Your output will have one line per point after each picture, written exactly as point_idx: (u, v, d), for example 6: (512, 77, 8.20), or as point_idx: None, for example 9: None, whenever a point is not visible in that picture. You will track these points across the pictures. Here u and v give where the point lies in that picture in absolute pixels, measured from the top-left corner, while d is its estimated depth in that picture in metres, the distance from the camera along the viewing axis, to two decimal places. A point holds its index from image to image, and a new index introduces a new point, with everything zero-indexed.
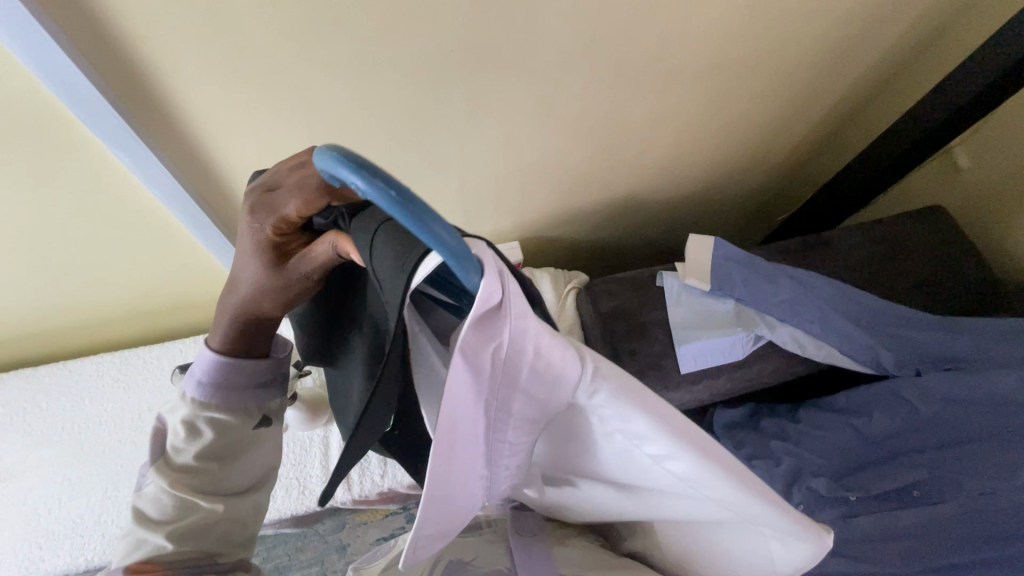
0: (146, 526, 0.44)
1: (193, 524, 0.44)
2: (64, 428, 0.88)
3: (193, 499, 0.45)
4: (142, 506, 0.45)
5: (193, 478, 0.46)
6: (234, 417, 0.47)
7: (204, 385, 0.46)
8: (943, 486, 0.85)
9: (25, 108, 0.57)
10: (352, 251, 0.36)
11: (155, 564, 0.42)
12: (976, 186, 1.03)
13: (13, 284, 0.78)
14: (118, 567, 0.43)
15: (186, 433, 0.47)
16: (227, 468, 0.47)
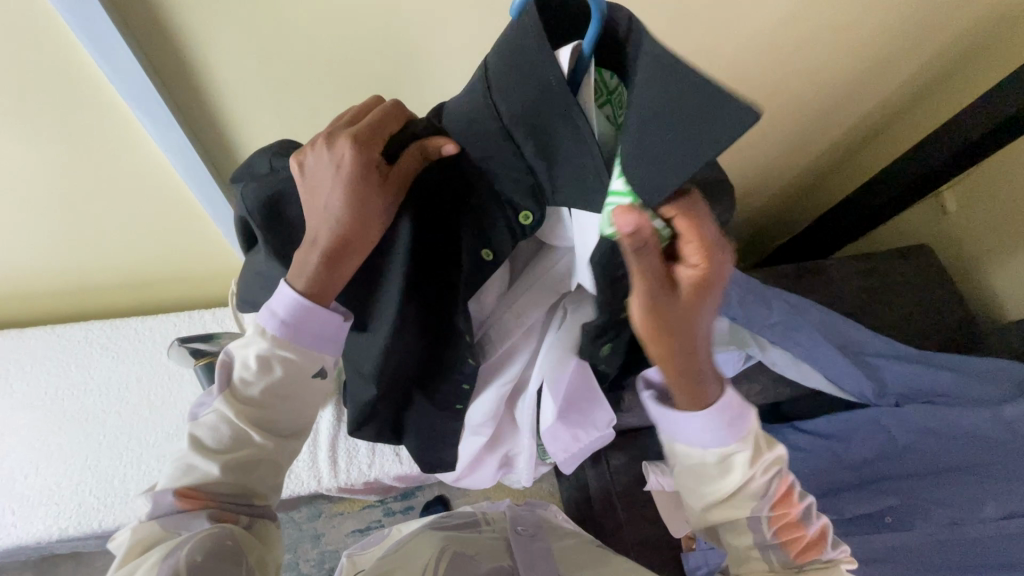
0: (196, 451, 0.44)
1: (245, 458, 0.44)
2: (47, 392, 0.87)
3: (251, 434, 0.45)
4: (198, 432, 0.45)
5: (256, 411, 0.45)
6: (304, 357, 0.45)
7: (288, 324, 0.43)
8: (914, 513, 0.91)
9: (53, 65, 0.56)
10: (447, 144, 0.42)
11: (199, 492, 0.42)
12: (962, 229, 1.08)
13: (12, 243, 0.76)
14: (164, 488, 0.43)
15: (257, 368, 0.45)
16: (285, 411, 0.47)
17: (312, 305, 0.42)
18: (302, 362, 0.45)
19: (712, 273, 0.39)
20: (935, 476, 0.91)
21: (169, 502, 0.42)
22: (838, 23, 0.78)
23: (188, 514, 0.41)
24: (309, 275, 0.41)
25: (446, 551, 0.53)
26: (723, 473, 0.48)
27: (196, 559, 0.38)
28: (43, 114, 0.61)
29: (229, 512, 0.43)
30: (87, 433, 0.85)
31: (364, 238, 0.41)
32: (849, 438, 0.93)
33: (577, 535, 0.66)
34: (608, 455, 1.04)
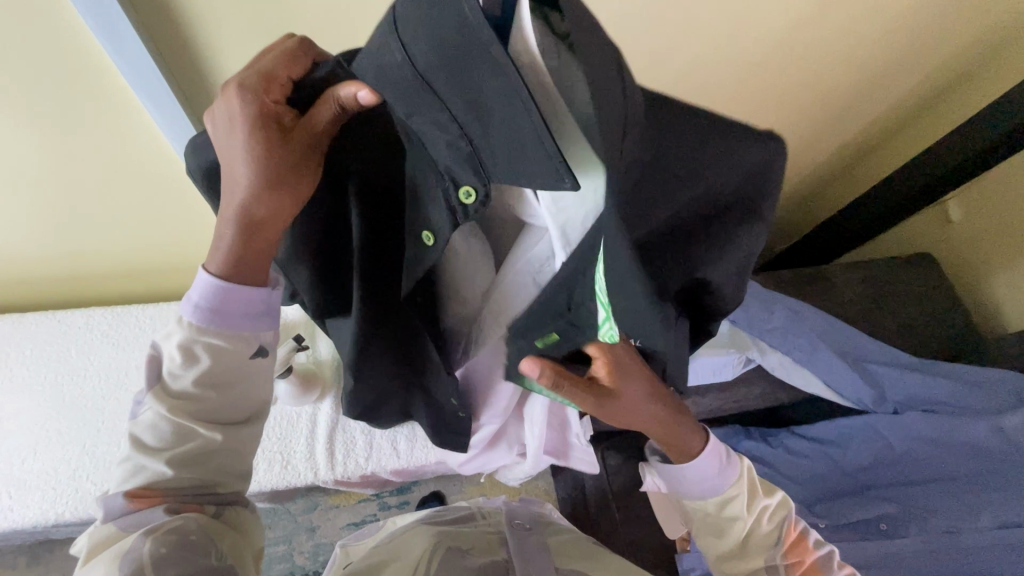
0: (142, 452, 0.42)
1: (191, 451, 0.42)
2: (46, 378, 0.87)
3: (192, 426, 0.42)
4: (141, 433, 0.43)
5: (191, 404, 0.43)
6: (234, 343, 0.43)
7: (202, 309, 0.42)
8: (909, 521, 0.91)
9: (60, 49, 0.56)
10: (349, 89, 0.35)
11: (155, 490, 0.41)
12: (965, 238, 1.07)
13: (15, 228, 0.76)
14: (117, 490, 0.42)
15: (181, 359, 0.42)
16: (229, 396, 0.44)
17: (228, 287, 0.41)
18: (234, 349, 0.43)
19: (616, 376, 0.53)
20: (930, 485, 0.91)
21: (121, 503, 0.41)
22: (849, 27, 0.78)
23: (142, 511, 0.40)
24: (219, 254, 0.41)
25: (438, 545, 0.53)
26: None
27: (161, 551, 0.37)
28: (49, 100, 0.61)
29: (191, 503, 0.42)
30: (85, 419, 0.85)
31: (269, 210, 0.39)
32: (844, 444, 0.94)
33: (573, 530, 0.66)
34: (606, 454, 1.04)
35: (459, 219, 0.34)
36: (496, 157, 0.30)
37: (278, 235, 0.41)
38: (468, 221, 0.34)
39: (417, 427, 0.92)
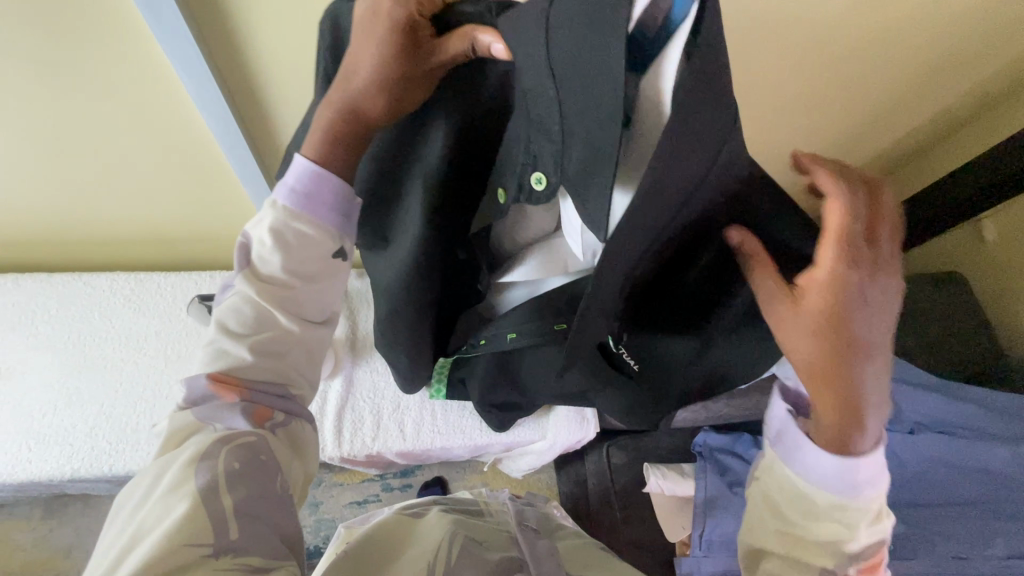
0: (228, 338, 0.46)
1: (269, 341, 0.46)
2: (69, 337, 0.89)
3: (276, 316, 0.47)
4: (226, 321, 0.46)
5: (275, 293, 0.47)
6: (319, 232, 0.46)
7: (297, 194, 0.46)
8: (919, 543, 0.88)
9: (98, 14, 0.57)
10: (492, 40, 0.42)
11: (237, 375, 0.44)
12: (995, 258, 1.04)
13: (49, 190, 0.78)
14: (201, 372, 0.45)
15: (272, 244, 0.46)
16: (309, 293, 0.48)
17: (322, 177, 0.46)
18: (320, 239, 0.47)
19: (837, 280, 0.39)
20: (939, 507, 0.89)
21: (205, 386, 0.44)
22: (898, 29, 0.73)
23: (227, 393, 0.43)
24: (321, 141, 0.46)
25: (456, 534, 0.54)
26: (827, 519, 0.44)
27: (235, 466, 0.38)
28: (87, 64, 0.62)
29: (262, 406, 0.44)
30: (103, 382, 0.87)
31: (377, 110, 0.45)
32: None
33: (578, 535, 0.67)
34: (610, 453, 1.03)
35: (525, 197, 0.45)
36: (580, 176, 0.38)
37: (361, 140, 0.47)
38: (534, 200, 0.44)
39: (424, 410, 0.93)
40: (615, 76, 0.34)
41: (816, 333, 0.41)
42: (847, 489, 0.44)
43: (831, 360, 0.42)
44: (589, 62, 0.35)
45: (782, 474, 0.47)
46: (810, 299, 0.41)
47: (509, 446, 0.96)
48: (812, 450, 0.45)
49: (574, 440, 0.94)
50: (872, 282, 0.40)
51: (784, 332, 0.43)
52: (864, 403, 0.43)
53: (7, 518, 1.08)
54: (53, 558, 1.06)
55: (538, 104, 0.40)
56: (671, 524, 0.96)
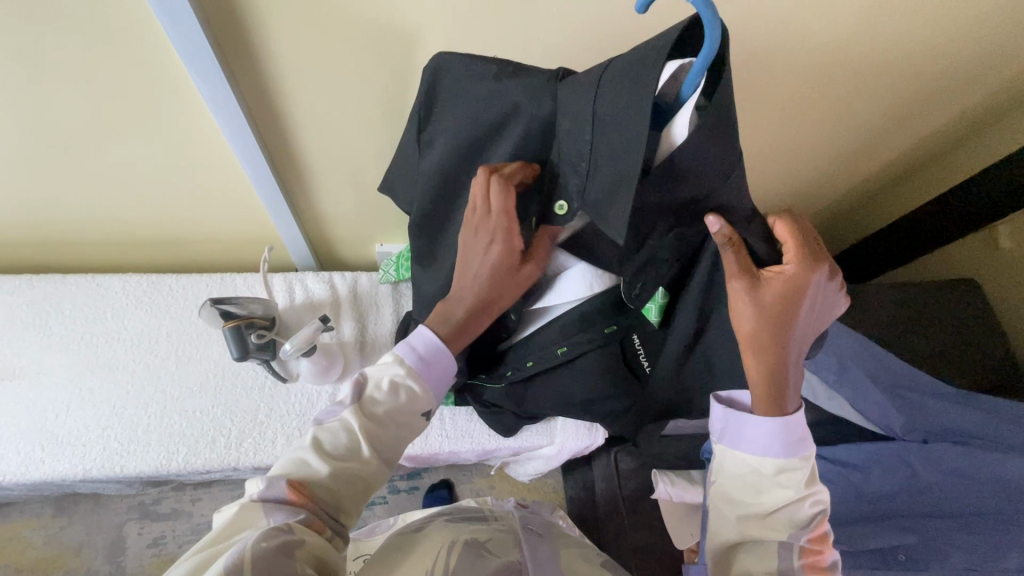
0: (314, 455, 0.49)
1: (350, 471, 0.49)
2: (81, 337, 0.89)
3: (362, 449, 0.50)
4: (321, 436, 0.50)
5: (375, 427, 0.52)
6: (422, 390, 0.54)
7: (419, 355, 0.55)
8: (931, 555, 0.84)
9: (115, 18, 0.57)
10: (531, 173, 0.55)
11: (310, 491, 0.47)
12: (1011, 266, 1.03)
13: (63, 190, 0.79)
14: (276, 477, 0.47)
15: (387, 389, 0.53)
16: (395, 435, 0.53)
17: (443, 350, 0.56)
18: (422, 397, 0.54)
19: (795, 279, 0.49)
20: (955, 519, 0.86)
21: (279, 490, 0.46)
22: (918, 33, 0.73)
23: (294, 504, 0.45)
24: (442, 323, 0.58)
25: (457, 540, 0.55)
26: (774, 491, 0.54)
27: (262, 545, 0.39)
28: (104, 68, 0.62)
29: (319, 520, 0.46)
30: (115, 383, 0.88)
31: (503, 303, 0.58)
32: (868, 469, 0.90)
33: (583, 544, 0.68)
34: (618, 458, 1.01)
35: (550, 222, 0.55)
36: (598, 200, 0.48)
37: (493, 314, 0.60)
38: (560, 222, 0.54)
39: (432, 415, 0.93)
40: (640, 126, 0.43)
41: (767, 317, 0.50)
42: (785, 457, 0.53)
43: (769, 332, 0.51)
44: (620, 113, 0.45)
45: (734, 457, 0.56)
46: (772, 290, 0.49)
47: (517, 451, 0.96)
48: (751, 417, 0.55)
49: (582, 445, 0.94)
50: (789, 248, 0.51)
51: (737, 310, 0.51)
52: (790, 378, 0.54)
53: (18, 517, 1.09)
54: (62, 556, 1.07)
55: (570, 144, 0.51)
56: (681, 532, 0.93)
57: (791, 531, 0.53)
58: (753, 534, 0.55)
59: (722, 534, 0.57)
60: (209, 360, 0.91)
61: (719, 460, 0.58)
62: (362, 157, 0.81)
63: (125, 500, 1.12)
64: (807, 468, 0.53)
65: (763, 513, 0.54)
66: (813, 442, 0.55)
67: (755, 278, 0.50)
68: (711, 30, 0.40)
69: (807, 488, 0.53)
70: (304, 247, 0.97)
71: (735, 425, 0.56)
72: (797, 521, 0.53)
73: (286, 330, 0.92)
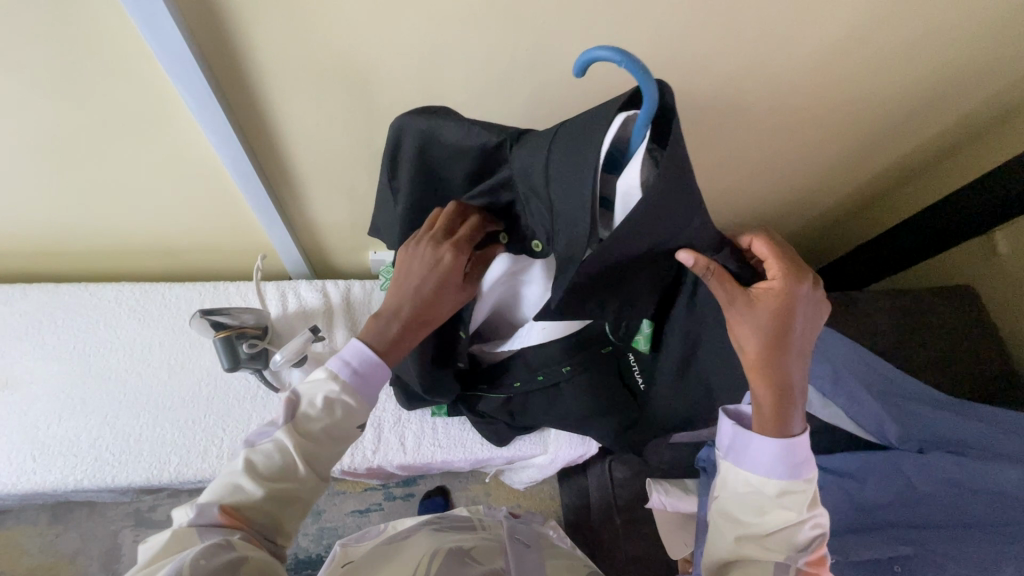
0: (248, 476, 0.47)
1: (287, 493, 0.48)
2: (73, 347, 0.89)
3: (298, 469, 0.48)
4: (254, 458, 0.48)
5: (307, 447, 0.49)
6: (359, 404, 0.52)
7: (350, 367, 0.52)
8: (927, 565, 0.82)
9: (99, 32, 0.57)
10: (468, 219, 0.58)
11: (243, 516, 0.45)
12: (1009, 272, 1.02)
13: (54, 201, 0.79)
14: (206, 501, 0.46)
15: (320, 407, 0.50)
16: (331, 452, 0.51)
17: (378, 362, 0.54)
18: (356, 407, 0.52)
19: (783, 293, 0.50)
20: (954, 530, 0.84)
21: (210, 516, 0.44)
22: (910, 41, 0.72)
23: (228, 527, 0.44)
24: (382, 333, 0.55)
25: (440, 548, 0.55)
26: (776, 512, 0.53)
27: (202, 560, 0.39)
28: (90, 81, 0.62)
29: (256, 540, 0.45)
30: (108, 392, 0.88)
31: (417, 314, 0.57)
32: (863, 478, 0.90)
33: (573, 556, 0.68)
34: (612, 467, 1.00)
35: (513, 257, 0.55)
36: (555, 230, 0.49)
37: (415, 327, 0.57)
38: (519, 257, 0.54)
39: (424, 424, 0.92)
40: (589, 170, 0.45)
41: (766, 333, 0.51)
42: (788, 479, 0.53)
43: (773, 350, 0.51)
44: (571, 180, 0.47)
45: (739, 476, 0.55)
46: (764, 306, 0.50)
47: (510, 460, 0.95)
48: (756, 437, 0.54)
49: (576, 453, 0.94)
50: (769, 262, 0.52)
51: (738, 334, 0.52)
52: (794, 394, 0.53)
53: (13, 524, 1.09)
54: (57, 564, 1.07)
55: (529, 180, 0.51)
56: (675, 541, 0.92)
57: (789, 552, 0.53)
58: (749, 555, 0.55)
59: (718, 549, 0.57)
60: (201, 369, 0.91)
61: (722, 475, 0.58)
62: (352, 166, 0.81)
63: (120, 508, 1.12)
64: (810, 491, 0.53)
65: (761, 534, 0.54)
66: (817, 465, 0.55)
67: (745, 298, 0.51)
68: (648, 89, 0.41)
69: (808, 510, 0.53)
70: (297, 256, 0.97)
71: (741, 444, 0.55)
72: (795, 543, 0.53)
73: (279, 339, 0.92)
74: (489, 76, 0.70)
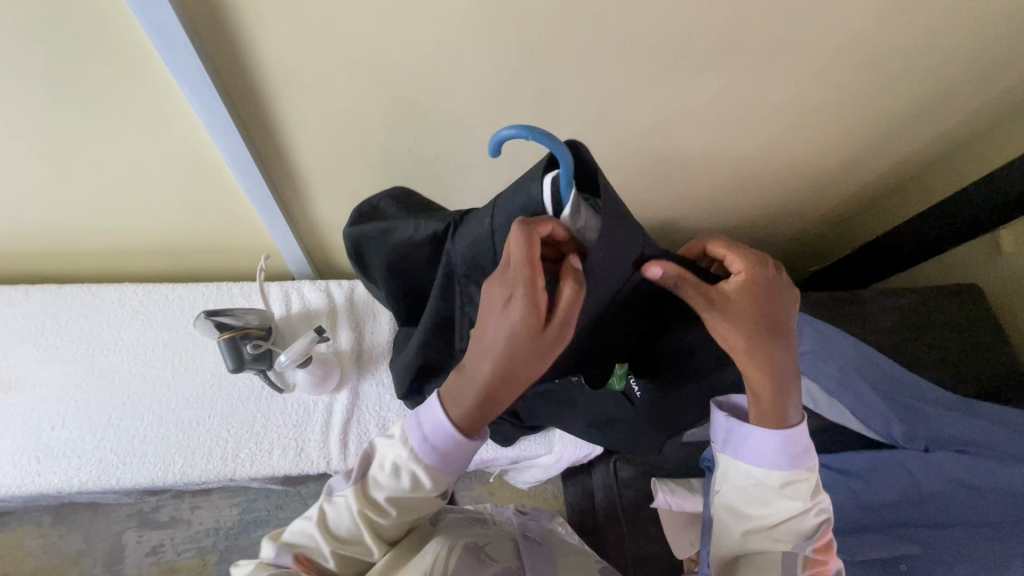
0: (320, 532, 0.49)
1: (354, 551, 0.50)
2: (76, 348, 0.89)
3: (364, 535, 0.49)
4: (328, 509, 0.51)
5: (375, 509, 0.50)
6: (432, 481, 0.49)
7: (429, 447, 0.48)
8: (934, 564, 0.82)
9: (103, 32, 0.57)
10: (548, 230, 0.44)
11: (315, 568, 0.48)
12: (1014, 270, 1.02)
13: (57, 202, 0.79)
14: (284, 546, 0.49)
15: (389, 471, 0.50)
16: (401, 516, 0.51)
17: (460, 441, 0.48)
18: (431, 485, 0.49)
19: (748, 280, 0.52)
20: (959, 528, 0.84)
21: (287, 561, 0.48)
22: (916, 40, 0.71)
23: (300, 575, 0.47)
24: (462, 410, 0.47)
25: (457, 541, 0.55)
26: (780, 502, 0.53)
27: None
28: (94, 82, 0.62)
29: None
30: (112, 393, 0.87)
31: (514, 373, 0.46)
32: (869, 478, 0.89)
33: (582, 552, 0.68)
34: (618, 467, 1.01)
35: None
36: None
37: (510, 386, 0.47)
38: None
39: None
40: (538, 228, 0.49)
41: (746, 325, 0.51)
42: (790, 469, 0.53)
43: (758, 342, 0.51)
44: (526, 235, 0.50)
45: (740, 468, 0.55)
46: (735, 297, 0.51)
47: (514, 460, 0.95)
48: (754, 428, 0.54)
49: (580, 453, 0.94)
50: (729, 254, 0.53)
51: (722, 333, 0.51)
52: (786, 387, 0.53)
53: (17, 525, 1.09)
54: (61, 565, 1.07)
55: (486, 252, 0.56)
56: (680, 541, 0.92)
57: (796, 540, 0.53)
58: (758, 547, 0.54)
59: (727, 543, 0.57)
60: (205, 370, 0.91)
61: (723, 469, 0.58)
62: (356, 165, 0.81)
63: (124, 509, 1.12)
64: (811, 478, 0.53)
65: (767, 525, 0.54)
66: (815, 453, 0.55)
67: (716, 296, 0.51)
68: (562, 154, 0.43)
69: (811, 498, 0.53)
70: (300, 256, 0.97)
71: (738, 436, 0.55)
72: (801, 532, 0.53)
73: (283, 340, 0.92)
74: (494, 74, 0.69)
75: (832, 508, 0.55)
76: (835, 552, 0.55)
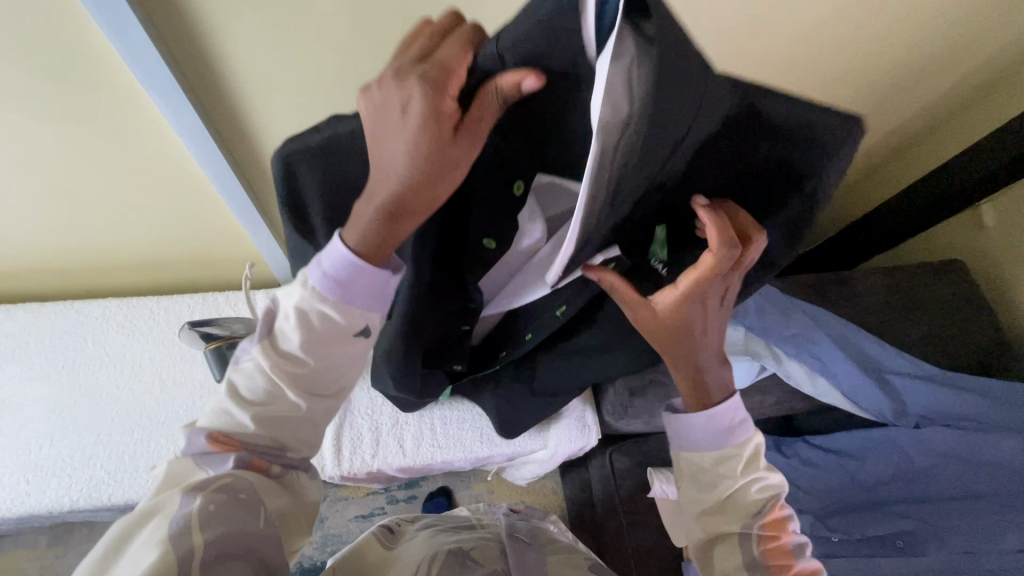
0: (232, 403, 0.43)
1: (276, 417, 0.43)
2: (61, 366, 0.88)
3: (286, 391, 0.43)
4: (236, 379, 0.43)
5: (292, 369, 0.42)
6: (347, 319, 0.41)
7: (333, 280, 0.40)
8: (928, 539, 0.85)
9: (70, 50, 0.56)
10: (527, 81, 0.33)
11: (238, 444, 0.42)
12: (994, 243, 1.03)
13: (34, 220, 0.78)
14: (201, 430, 0.43)
15: (295, 320, 0.41)
16: (328, 369, 0.43)
17: (367, 270, 0.39)
18: (346, 323, 0.41)
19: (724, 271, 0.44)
20: (950, 501, 0.86)
21: (202, 445, 0.42)
22: None
23: (222, 456, 0.41)
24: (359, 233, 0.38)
25: (439, 550, 0.55)
26: (721, 481, 0.52)
27: (210, 508, 0.37)
28: (64, 99, 0.61)
29: (260, 459, 0.43)
30: (100, 410, 0.87)
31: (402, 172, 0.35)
32: (863, 456, 0.89)
33: (573, 547, 0.69)
34: (614, 458, 1.02)
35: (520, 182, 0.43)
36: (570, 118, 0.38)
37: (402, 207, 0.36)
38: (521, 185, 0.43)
39: (423, 425, 0.92)
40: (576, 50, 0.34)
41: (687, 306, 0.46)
42: (721, 447, 0.52)
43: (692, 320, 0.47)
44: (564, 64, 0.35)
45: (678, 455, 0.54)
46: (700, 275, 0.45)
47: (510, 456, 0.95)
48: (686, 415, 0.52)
49: (575, 447, 0.93)
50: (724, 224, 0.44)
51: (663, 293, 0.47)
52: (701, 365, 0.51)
53: (13, 548, 1.07)
54: None
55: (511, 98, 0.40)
56: None
57: (744, 518, 0.51)
58: (712, 530, 0.52)
59: (685, 533, 0.54)
60: (194, 382, 0.90)
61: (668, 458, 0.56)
62: None
63: None
64: (747, 452, 0.52)
65: (713, 508, 0.52)
66: (749, 426, 0.54)
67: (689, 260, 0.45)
68: None
69: (750, 473, 0.52)
70: (285, 264, 0.97)
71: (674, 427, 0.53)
72: (747, 507, 0.51)
73: None
74: None
75: (779, 481, 0.53)
76: (791, 526, 0.52)
